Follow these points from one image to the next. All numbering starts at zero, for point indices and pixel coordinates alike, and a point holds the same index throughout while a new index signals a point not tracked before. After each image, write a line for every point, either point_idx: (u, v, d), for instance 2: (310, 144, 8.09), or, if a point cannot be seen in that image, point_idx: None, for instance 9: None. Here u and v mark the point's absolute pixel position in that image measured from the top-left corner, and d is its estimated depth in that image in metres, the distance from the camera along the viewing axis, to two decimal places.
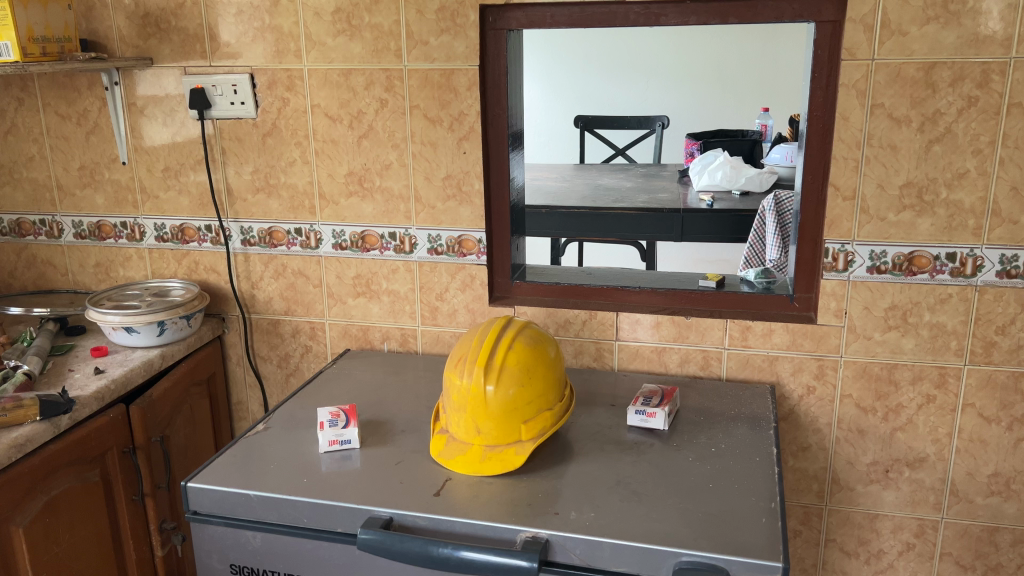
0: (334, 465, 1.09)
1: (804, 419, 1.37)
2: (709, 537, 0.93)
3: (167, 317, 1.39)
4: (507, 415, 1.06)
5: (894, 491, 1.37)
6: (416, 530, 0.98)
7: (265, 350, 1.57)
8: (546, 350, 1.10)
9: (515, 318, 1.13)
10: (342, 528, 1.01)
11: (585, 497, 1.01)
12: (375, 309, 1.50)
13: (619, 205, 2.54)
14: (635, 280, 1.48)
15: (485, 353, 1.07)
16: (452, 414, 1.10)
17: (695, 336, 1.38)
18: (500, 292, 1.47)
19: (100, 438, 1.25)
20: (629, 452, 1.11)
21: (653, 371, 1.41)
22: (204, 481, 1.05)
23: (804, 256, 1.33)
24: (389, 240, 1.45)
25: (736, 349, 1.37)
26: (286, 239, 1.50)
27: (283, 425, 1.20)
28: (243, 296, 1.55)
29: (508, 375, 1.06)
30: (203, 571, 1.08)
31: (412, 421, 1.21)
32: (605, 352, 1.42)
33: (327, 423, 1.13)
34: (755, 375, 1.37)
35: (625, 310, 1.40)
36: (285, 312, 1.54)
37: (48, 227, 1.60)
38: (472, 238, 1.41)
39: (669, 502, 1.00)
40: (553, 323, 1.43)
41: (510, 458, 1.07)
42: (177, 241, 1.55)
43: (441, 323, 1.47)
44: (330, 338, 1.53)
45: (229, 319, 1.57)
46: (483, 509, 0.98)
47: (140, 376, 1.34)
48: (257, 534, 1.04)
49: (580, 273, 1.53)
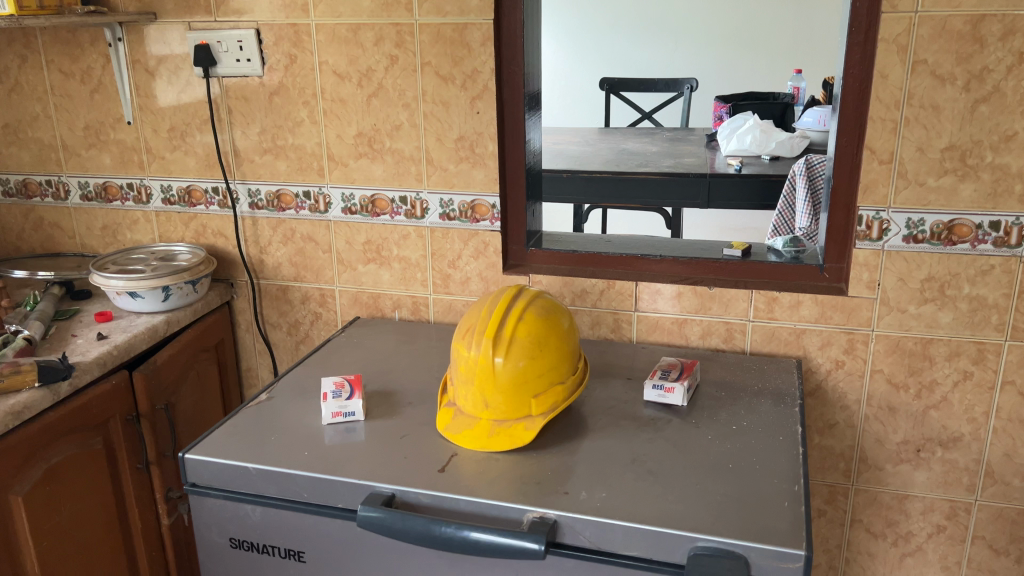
0: (337, 438, 1.05)
1: (832, 395, 1.31)
2: (726, 522, 0.88)
3: (172, 282, 1.36)
4: (517, 389, 1.01)
5: (926, 471, 1.30)
6: (419, 507, 0.94)
7: (274, 317, 1.53)
8: (559, 322, 1.05)
9: (527, 287, 1.08)
10: (344, 504, 0.96)
11: (597, 475, 0.96)
12: (386, 276, 1.45)
13: (643, 170, 2.46)
14: (657, 247, 1.42)
15: (494, 325, 1.02)
16: (460, 386, 1.05)
17: (718, 307, 1.31)
18: (515, 260, 1.41)
19: (101, 405, 1.22)
20: (646, 428, 1.05)
21: (673, 344, 1.35)
22: (202, 453, 1.02)
23: (836, 223, 1.25)
24: (400, 205, 1.40)
25: (761, 321, 1.30)
26: (294, 202, 1.45)
27: (287, 395, 1.16)
28: (252, 261, 1.51)
29: (518, 347, 1.00)
30: (201, 545, 1.05)
31: (421, 393, 1.16)
32: (624, 323, 1.36)
33: (330, 394, 1.09)
34: (781, 349, 1.31)
35: (645, 280, 1.34)
36: (295, 278, 1.50)
37: (55, 188, 1.57)
38: (486, 202, 1.35)
39: (686, 483, 0.94)
40: (569, 293, 1.37)
41: (520, 433, 1.02)
42: (184, 204, 1.51)
43: (453, 292, 1.42)
44: (340, 305, 1.49)
45: (238, 284, 1.53)
46: (489, 487, 0.94)
47: (144, 342, 1.31)
48: (256, 508, 1.00)
49: (599, 241, 1.46)
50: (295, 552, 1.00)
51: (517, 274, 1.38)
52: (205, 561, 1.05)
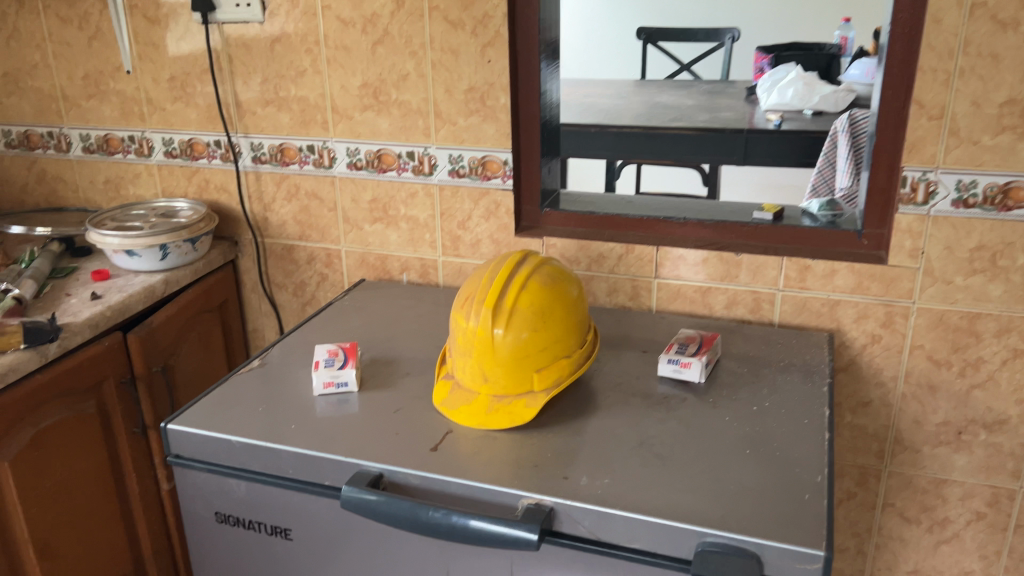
0: (329, 409, 0.99)
1: (866, 371, 1.21)
2: (739, 516, 0.80)
3: (169, 240, 1.30)
4: (518, 363, 0.94)
5: (966, 455, 1.21)
6: (408, 488, 0.87)
7: (280, 278, 1.48)
8: (565, 291, 0.97)
9: (533, 253, 1.00)
10: (330, 482, 0.91)
11: (601, 459, 0.88)
12: (393, 237, 1.38)
13: (676, 125, 2.33)
14: (681, 209, 1.32)
15: (494, 294, 0.94)
16: (458, 358, 0.98)
17: (745, 275, 1.22)
18: (528, 221, 1.33)
19: (93, 368, 1.17)
20: (658, 407, 0.97)
21: (696, 313, 1.26)
22: (185, 424, 0.96)
23: (878, 186, 1.14)
24: (407, 161, 1.32)
25: (792, 291, 1.21)
26: (298, 157, 1.38)
27: (280, 362, 1.10)
28: (256, 219, 1.45)
29: (520, 318, 0.93)
30: (188, 519, 1.00)
31: (421, 362, 1.10)
32: (643, 290, 1.27)
33: (322, 363, 1.03)
34: (812, 321, 1.21)
35: (667, 245, 1.24)
36: (300, 237, 1.43)
37: (56, 140, 1.51)
38: (497, 159, 1.27)
39: (697, 472, 0.86)
40: (585, 258, 1.28)
41: (520, 410, 0.94)
42: (186, 157, 1.45)
43: (463, 254, 1.34)
44: (347, 266, 1.42)
45: (242, 242, 1.47)
46: (484, 469, 0.87)
47: (140, 303, 1.26)
48: (241, 482, 0.95)
49: (619, 202, 1.37)
50: (281, 530, 0.95)
51: (530, 237, 1.30)
52: (192, 535, 1.00)
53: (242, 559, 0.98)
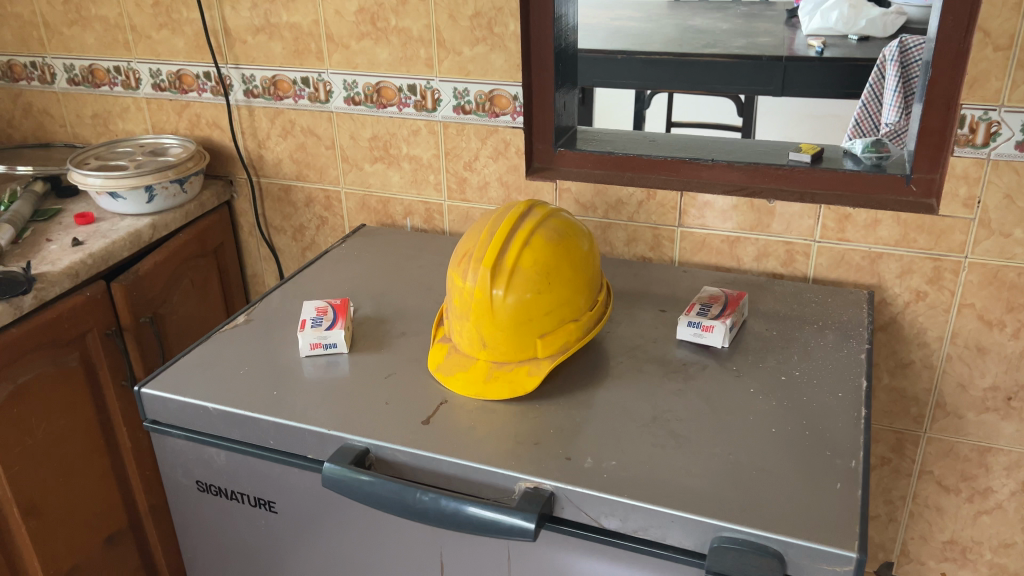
0: (316, 371, 0.91)
1: (908, 331, 1.11)
2: (761, 508, 0.71)
3: (155, 182, 1.21)
4: (519, 328, 0.85)
5: (1015, 423, 1.11)
6: (397, 465, 0.80)
7: (278, 220, 1.39)
8: (573, 247, 0.87)
9: (539, 204, 0.89)
10: (314, 454, 0.83)
11: (610, 436, 0.80)
12: (395, 178, 1.28)
13: (709, 52, 2.17)
14: (709, 148, 1.19)
15: (493, 251, 0.84)
16: (455, 321, 0.89)
17: (778, 224, 1.11)
18: (540, 162, 1.22)
19: (74, 320, 1.10)
20: (676, 376, 0.88)
21: (722, 266, 1.16)
22: (160, 388, 0.89)
23: (931, 125, 1.01)
24: (408, 95, 1.21)
25: (829, 242, 1.09)
26: (292, 90, 1.27)
27: (267, 319, 1.02)
28: (251, 157, 1.35)
29: (521, 278, 0.83)
30: (169, 486, 0.94)
31: (418, 319, 1.01)
32: (664, 240, 1.17)
33: (309, 323, 0.94)
34: (850, 276, 1.10)
35: (691, 190, 1.13)
36: (297, 177, 1.34)
37: (40, 71, 1.42)
38: (506, 93, 1.15)
39: (716, 453, 0.77)
40: (602, 204, 1.18)
41: (522, 380, 0.86)
42: (175, 91, 1.35)
43: (470, 198, 1.25)
44: (347, 209, 1.33)
45: (237, 182, 1.38)
46: (479, 445, 0.79)
47: (124, 249, 1.18)
48: (221, 452, 0.88)
49: (641, 139, 1.24)
50: (265, 502, 0.88)
51: (542, 179, 1.19)
52: (174, 502, 0.94)
53: (226, 529, 0.92)
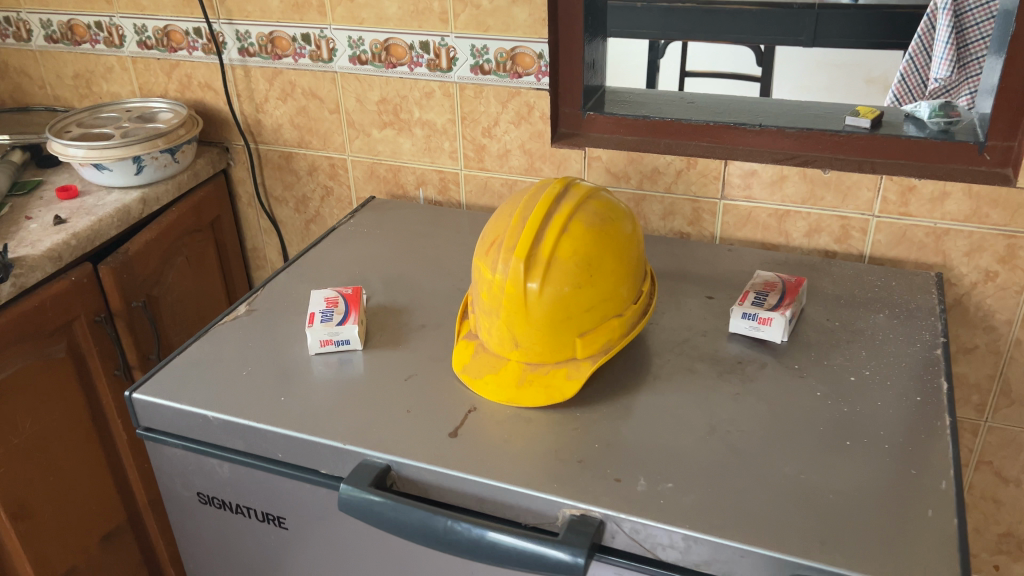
0: (327, 371, 0.82)
1: (973, 314, 1.01)
2: (843, 541, 0.62)
3: (144, 152, 1.10)
4: (557, 326, 0.75)
5: None
6: (422, 484, 0.71)
7: (279, 190, 1.28)
8: (617, 232, 0.77)
9: (577, 183, 0.79)
10: (328, 470, 0.74)
11: (662, 452, 0.70)
12: (406, 145, 1.17)
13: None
14: (754, 110, 1.08)
15: (528, 239, 0.74)
16: (483, 316, 0.79)
17: (833, 197, 1.00)
18: (567, 127, 1.11)
19: (59, 308, 1.00)
20: (731, 377, 0.79)
21: (768, 242, 1.05)
22: (154, 394, 0.80)
23: (1012, 87, 0.90)
24: (420, 53, 1.09)
25: (890, 217, 0.99)
26: (292, 49, 1.15)
27: (272, 308, 0.92)
28: (247, 122, 1.24)
29: (559, 270, 0.74)
30: (168, 497, 0.85)
31: (439, 308, 0.91)
32: (705, 214, 1.06)
33: (318, 318, 0.84)
34: (912, 254, 1.00)
35: (736, 158, 1.02)
36: (299, 144, 1.23)
37: (15, 27, 1.29)
38: (530, 51, 1.04)
39: (784, 472, 0.68)
40: (636, 174, 1.07)
41: (560, 384, 0.76)
42: (163, 49, 1.22)
43: (489, 167, 1.14)
44: (354, 179, 1.23)
45: (234, 149, 1.27)
46: (515, 463, 0.69)
47: (112, 227, 1.08)
48: (223, 463, 0.79)
49: (677, 100, 1.12)
50: (274, 517, 0.79)
51: (569, 147, 1.08)
52: (174, 514, 0.85)
53: (232, 545, 0.83)
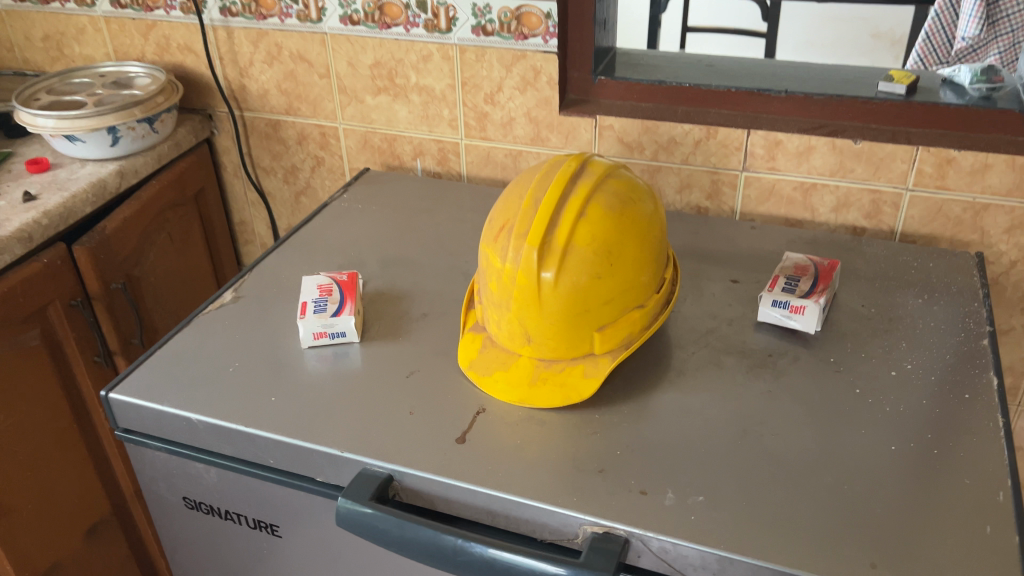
0: (321, 366, 0.75)
1: (1010, 294, 0.95)
2: (895, 562, 0.56)
3: (119, 122, 1.02)
4: (574, 320, 0.68)
5: None
6: (427, 496, 0.64)
7: (267, 161, 1.20)
8: (639, 216, 0.70)
9: (594, 161, 0.72)
10: (324, 478, 0.68)
11: (691, 459, 0.64)
12: (402, 112, 1.09)
13: None
14: (778, 74, 1.00)
15: (542, 225, 0.67)
16: (491, 308, 0.72)
17: (864, 169, 0.93)
18: (576, 93, 1.03)
19: (30, 293, 0.93)
20: (761, 372, 0.72)
21: (792, 217, 0.99)
22: (132, 393, 0.73)
23: None
24: (417, 13, 1.00)
25: (925, 191, 0.92)
26: (277, 8, 1.06)
27: (260, 294, 0.85)
28: (231, 87, 1.15)
29: (577, 258, 0.67)
30: (151, 501, 0.79)
31: (441, 293, 0.84)
32: (724, 187, 0.99)
33: (310, 308, 0.77)
34: (947, 231, 0.94)
35: (760, 127, 0.94)
36: (287, 111, 1.15)
37: None
38: (537, 11, 0.95)
39: (825, 482, 0.62)
40: (651, 144, 0.99)
41: (576, 382, 0.70)
42: (138, 8, 1.13)
43: (492, 137, 1.07)
44: (347, 148, 1.15)
45: (217, 116, 1.19)
46: (529, 473, 0.63)
47: (87, 204, 1.00)
48: (210, 468, 0.72)
49: (695, 64, 1.04)
50: (266, 525, 0.73)
51: (578, 115, 1.00)
52: (158, 518, 0.79)
53: (222, 552, 0.78)
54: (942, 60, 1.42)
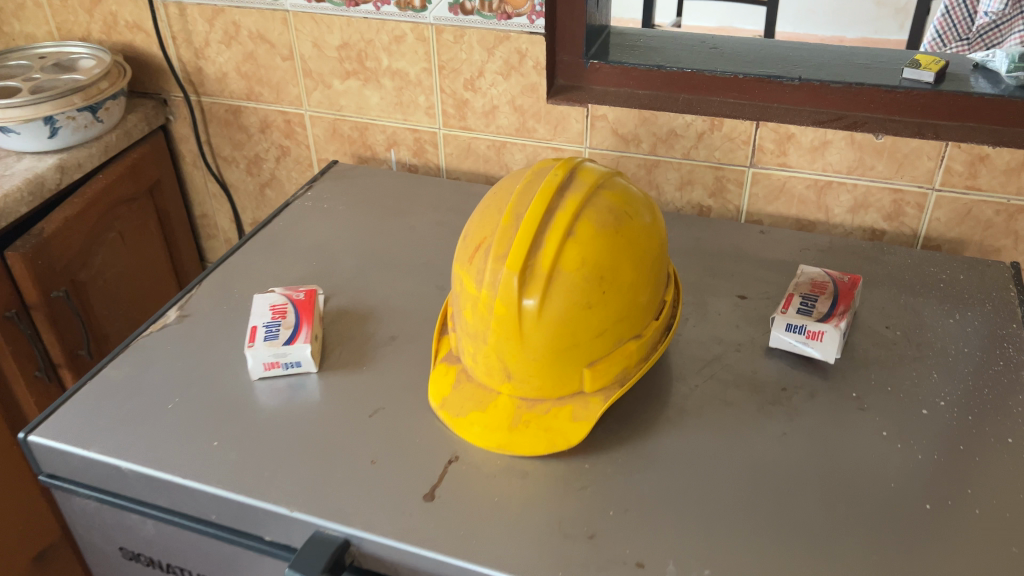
0: (273, 401, 0.66)
1: None
2: None
3: (58, 112, 0.92)
4: (561, 356, 0.59)
5: None
6: (390, 563, 0.56)
7: (228, 150, 1.10)
8: (637, 233, 0.61)
9: (585, 169, 0.62)
10: (273, 537, 0.59)
11: (695, 521, 0.55)
12: (374, 98, 0.99)
13: None
14: (790, 58, 0.90)
15: (524, 246, 0.58)
16: (466, 338, 0.63)
17: (885, 166, 0.83)
18: (566, 79, 0.93)
19: None
20: (773, 410, 0.64)
21: (803, 218, 0.89)
22: (56, 436, 0.64)
23: None
24: None
25: (953, 191, 0.83)
26: None
27: (209, 313, 0.76)
28: (186, 70, 1.04)
29: (564, 286, 0.57)
30: (86, 549, 0.70)
31: (413, 311, 0.75)
32: (729, 185, 0.90)
33: (261, 334, 0.67)
34: (976, 235, 0.84)
35: (771, 119, 0.85)
36: (248, 96, 1.04)
37: None
38: None
39: (852, 550, 0.53)
40: (648, 136, 0.90)
41: (563, 426, 0.61)
42: None
43: (473, 127, 0.97)
44: (315, 137, 1.05)
45: (173, 102, 1.08)
46: (508, 540, 0.54)
47: (21, 204, 0.89)
48: (146, 520, 0.64)
49: (697, 46, 0.94)
50: None
51: (568, 103, 0.91)
52: (95, 568, 0.71)
53: None
54: (961, 35, 1.33)
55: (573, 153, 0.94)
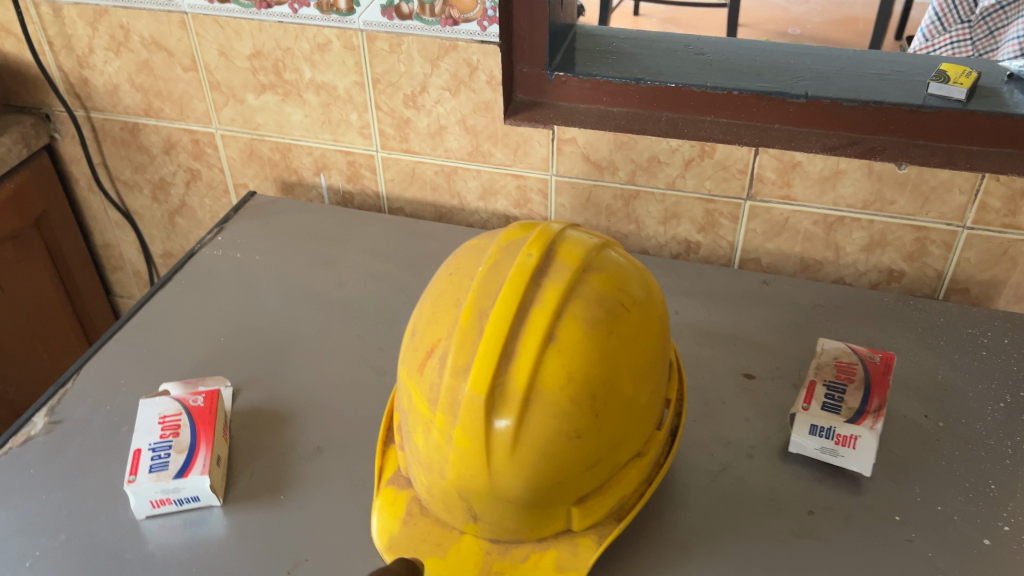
0: (165, 550, 0.51)
1: None
2: None
3: None
4: (543, 497, 0.45)
5: None
6: None
7: (128, 173, 0.93)
8: (638, 330, 0.46)
9: (567, 246, 0.47)
10: None
11: None
12: (296, 115, 0.82)
13: None
14: (792, 68, 0.76)
15: (491, 363, 0.43)
16: (417, 466, 0.49)
17: (909, 201, 0.70)
18: (526, 94, 0.77)
19: None
20: (799, 541, 0.51)
21: (807, 257, 0.77)
22: None
23: None
24: None
25: (988, 230, 0.70)
26: None
27: (89, 417, 0.60)
28: (69, 81, 0.86)
29: (543, 414, 0.43)
30: None
31: (347, 407, 0.61)
32: (721, 219, 0.76)
33: (144, 463, 0.52)
34: (1011, 277, 0.72)
35: (772, 144, 0.71)
36: (146, 111, 0.87)
37: None
38: None
39: None
40: (627, 163, 0.75)
41: None
42: None
43: (416, 150, 0.81)
44: (230, 160, 0.88)
45: (56, 117, 0.90)
46: None
47: None
48: None
49: (681, 51, 0.79)
50: None
51: (530, 124, 0.75)
52: None
53: None
54: (963, 16, 1.23)
55: (537, 181, 0.79)
